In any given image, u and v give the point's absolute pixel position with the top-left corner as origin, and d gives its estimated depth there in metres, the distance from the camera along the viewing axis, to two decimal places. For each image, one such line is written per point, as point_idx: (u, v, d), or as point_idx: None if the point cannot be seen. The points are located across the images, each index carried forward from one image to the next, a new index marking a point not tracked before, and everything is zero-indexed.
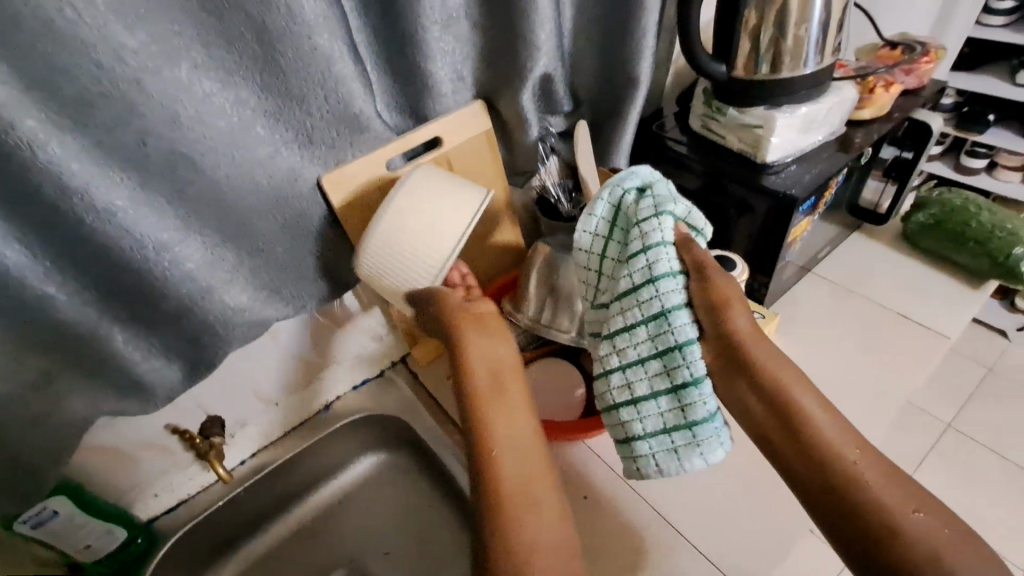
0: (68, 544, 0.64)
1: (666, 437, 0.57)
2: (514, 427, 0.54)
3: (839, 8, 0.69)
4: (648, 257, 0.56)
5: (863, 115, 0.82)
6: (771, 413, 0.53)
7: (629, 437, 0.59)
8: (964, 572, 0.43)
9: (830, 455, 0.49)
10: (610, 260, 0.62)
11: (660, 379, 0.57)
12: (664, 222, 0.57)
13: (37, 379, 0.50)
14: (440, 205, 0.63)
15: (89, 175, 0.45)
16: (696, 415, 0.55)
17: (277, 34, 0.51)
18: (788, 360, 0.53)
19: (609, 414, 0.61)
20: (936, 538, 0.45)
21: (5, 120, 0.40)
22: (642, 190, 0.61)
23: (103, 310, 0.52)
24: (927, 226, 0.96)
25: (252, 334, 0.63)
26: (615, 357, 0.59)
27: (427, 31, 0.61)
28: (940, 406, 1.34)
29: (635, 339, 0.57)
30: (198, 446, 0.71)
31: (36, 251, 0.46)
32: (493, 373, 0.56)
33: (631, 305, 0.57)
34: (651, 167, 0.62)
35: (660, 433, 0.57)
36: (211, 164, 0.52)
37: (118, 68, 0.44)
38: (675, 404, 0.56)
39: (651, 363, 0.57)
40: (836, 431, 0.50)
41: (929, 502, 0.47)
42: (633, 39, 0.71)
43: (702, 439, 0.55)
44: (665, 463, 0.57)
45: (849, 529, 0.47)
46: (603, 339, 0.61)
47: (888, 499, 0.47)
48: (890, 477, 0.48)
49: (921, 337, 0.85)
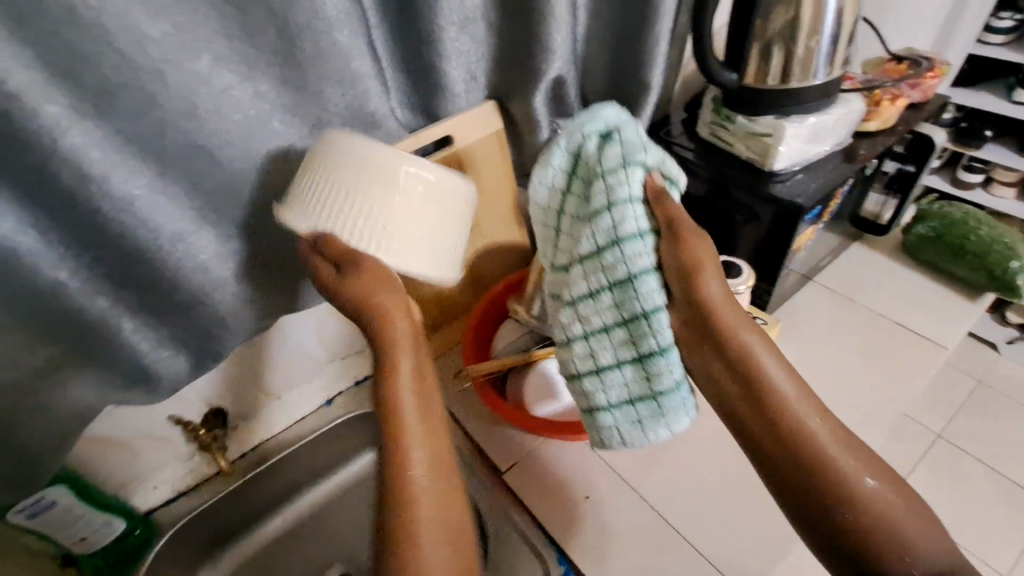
0: (63, 537, 0.63)
1: (631, 408, 0.59)
2: (433, 455, 0.48)
3: (848, 23, 0.71)
4: (614, 215, 0.54)
5: (869, 127, 0.84)
6: (729, 374, 0.52)
7: (593, 407, 0.61)
8: (909, 536, 0.45)
9: (793, 432, 0.49)
10: (571, 217, 0.61)
11: (625, 348, 0.57)
12: (631, 174, 0.54)
13: (42, 368, 0.49)
14: (426, 217, 0.54)
15: (109, 163, 0.45)
16: (661, 386, 0.56)
17: (298, 31, 0.51)
18: (755, 326, 0.51)
19: (574, 382, 0.62)
20: (884, 506, 0.46)
21: (26, 106, 0.40)
22: (606, 136, 0.58)
23: (114, 300, 0.52)
24: (926, 238, 0.97)
25: (259, 328, 0.63)
26: (579, 324, 0.60)
27: (444, 31, 0.61)
28: (931, 417, 1.36)
29: (597, 306, 0.57)
30: (202, 437, 0.71)
31: (51, 237, 0.46)
32: (416, 391, 0.51)
33: (595, 270, 0.57)
34: (618, 108, 0.58)
35: (625, 403, 0.59)
36: (227, 156, 0.52)
37: (140, 58, 0.44)
38: (640, 374, 0.57)
39: (616, 331, 0.57)
40: (798, 395, 0.50)
41: (886, 474, 0.48)
42: (646, 46, 0.72)
43: (668, 410, 0.57)
44: (630, 434, 0.59)
45: (796, 487, 0.49)
46: (566, 306, 0.61)
47: (846, 466, 0.47)
48: (845, 443, 0.49)
49: (919, 348, 0.86)
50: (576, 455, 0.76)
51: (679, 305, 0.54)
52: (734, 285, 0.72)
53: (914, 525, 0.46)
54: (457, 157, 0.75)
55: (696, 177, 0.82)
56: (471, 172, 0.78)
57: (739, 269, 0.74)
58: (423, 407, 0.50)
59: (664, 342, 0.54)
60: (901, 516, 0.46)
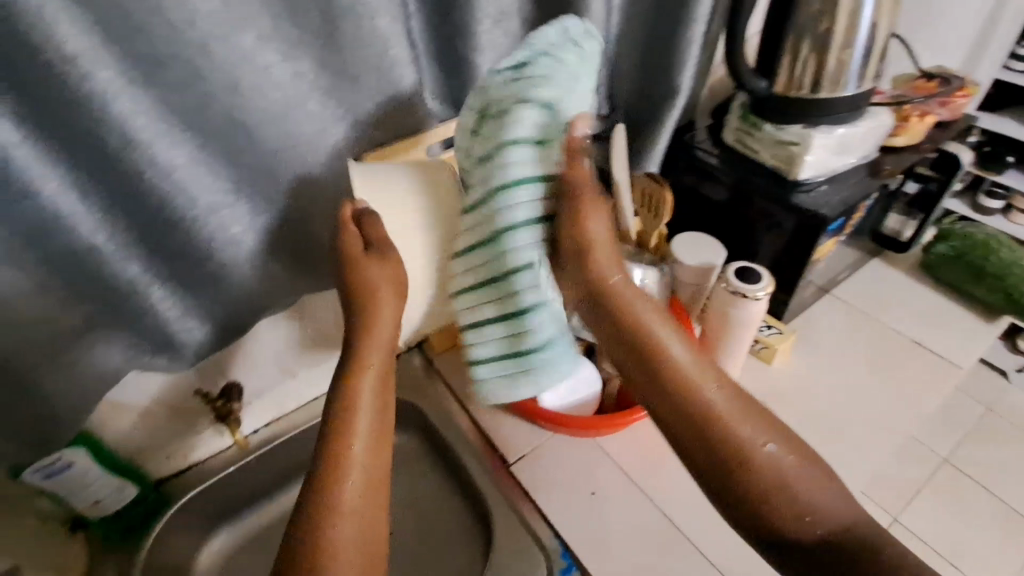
0: (80, 498, 0.65)
1: (501, 363, 0.60)
2: (372, 455, 0.52)
3: (881, 37, 0.71)
4: (502, 161, 0.51)
5: (896, 142, 0.84)
6: (631, 358, 0.53)
7: (472, 359, 0.61)
8: (806, 495, 0.47)
9: (684, 394, 0.50)
10: (466, 155, 0.57)
11: (498, 306, 0.57)
12: (526, 115, 0.50)
13: (77, 328, 0.51)
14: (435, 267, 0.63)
15: (154, 131, 0.46)
16: (529, 343, 0.58)
17: (341, 13, 0.52)
18: (646, 300, 0.55)
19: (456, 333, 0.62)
20: (784, 467, 0.47)
21: (82, 70, 0.41)
22: (517, 70, 0.54)
23: (148, 268, 0.53)
24: (947, 257, 0.96)
25: (281, 304, 0.64)
26: (465, 276, 0.58)
27: (480, 23, 0.62)
28: (937, 440, 1.34)
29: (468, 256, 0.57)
30: (218, 408, 0.72)
31: (92, 200, 0.47)
32: (376, 392, 0.56)
33: (481, 220, 0.55)
34: (546, 37, 0.56)
35: (496, 357, 0.60)
36: (263, 133, 0.53)
37: (190, 31, 0.45)
38: (511, 331, 0.58)
39: (489, 288, 0.57)
40: (693, 365, 0.51)
41: (788, 437, 0.49)
42: (678, 49, 0.73)
43: (533, 366, 0.60)
44: (500, 384, 0.62)
45: (710, 466, 0.49)
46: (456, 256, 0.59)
47: (744, 434, 0.48)
48: (747, 411, 0.50)
49: (934, 367, 0.85)
50: (585, 452, 0.76)
51: (576, 275, 0.55)
52: (754, 291, 0.72)
53: (811, 484, 0.48)
54: None
55: (718, 183, 0.82)
56: None
57: (759, 276, 0.73)
58: (375, 412, 0.55)
59: (538, 298, 0.55)
60: (803, 483, 0.47)
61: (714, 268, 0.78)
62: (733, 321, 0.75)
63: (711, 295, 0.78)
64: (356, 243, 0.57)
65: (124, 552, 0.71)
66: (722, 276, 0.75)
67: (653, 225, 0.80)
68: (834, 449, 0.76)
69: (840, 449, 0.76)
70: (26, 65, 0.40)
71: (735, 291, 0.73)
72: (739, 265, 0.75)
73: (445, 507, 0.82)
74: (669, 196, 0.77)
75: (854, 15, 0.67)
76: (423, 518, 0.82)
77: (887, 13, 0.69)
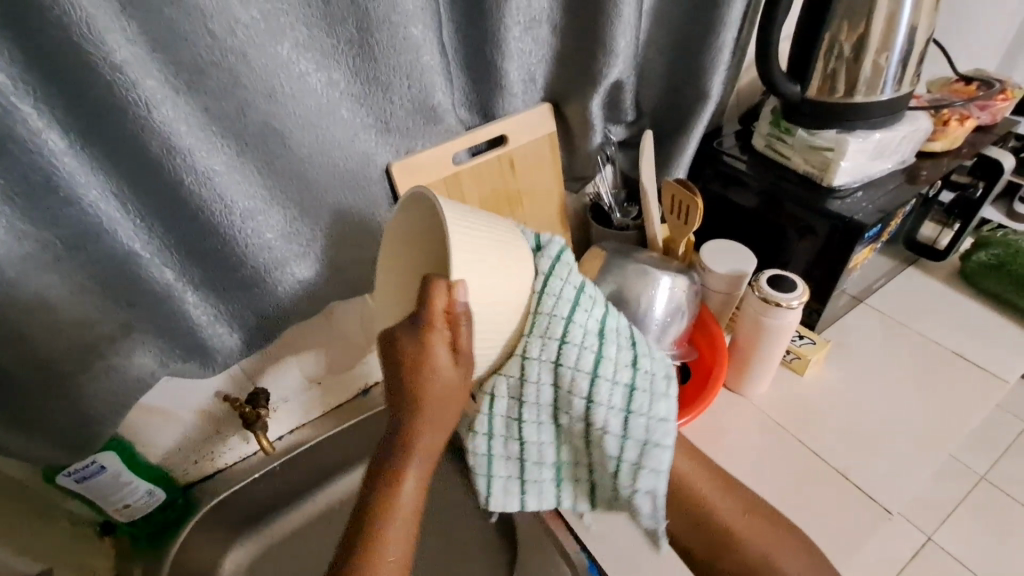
0: (108, 501, 0.66)
1: (631, 400, 0.55)
2: None
3: (920, 40, 0.69)
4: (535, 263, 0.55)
5: (934, 147, 0.82)
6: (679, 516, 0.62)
7: (611, 425, 0.55)
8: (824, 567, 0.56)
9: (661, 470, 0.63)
10: (544, 325, 0.54)
11: (596, 367, 0.54)
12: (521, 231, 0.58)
13: (115, 332, 0.52)
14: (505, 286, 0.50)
15: (193, 138, 0.46)
16: (625, 376, 0.55)
17: (375, 22, 0.52)
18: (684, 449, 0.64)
19: (599, 437, 0.55)
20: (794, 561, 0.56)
21: (127, 77, 0.41)
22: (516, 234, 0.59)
23: (183, 273, 0.54)
24: (988, 266, 0.92)
25: (309, 312, 0.64)
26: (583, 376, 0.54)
27: (511, 31, 0.62)
28: (975, 456, 1.30)
29: (610, 404, 0.54)
30: (246, 414, 0.71)
31: (131, 207, 0.49)
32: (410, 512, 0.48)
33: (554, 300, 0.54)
34: None
35: (625, 403, 0.54)
36: (297, 141, 0.53)
37: (229, 40, 0.45)
38: (622, 386, 0.55)
39: (605, 367, 0.54)
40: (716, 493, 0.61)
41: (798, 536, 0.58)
42: (708, 55, 0.72)
43: (647, 394, 0.55)
44: (650, 405, 0.54)
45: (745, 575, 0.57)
46: (563, 348, 0.54)
47: (762, 537, 0.57)
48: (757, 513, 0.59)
49: (975, 378, 0.82)
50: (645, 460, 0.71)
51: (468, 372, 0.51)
52: (789, 300, 0.70)
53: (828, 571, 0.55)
54: (508, 157, 0.74)
55: (747, 189, 0.81)
56: (522, 173, 0.77)
57: (792, 285, 0.71)
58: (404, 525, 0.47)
59: (562, 293, 0.54)
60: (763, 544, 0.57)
61: (744, 276, 0.76)
62: (765, 330, 0.73)
63: (743, 302, 0.76)
64: (441, 353, 0.47)
65: (149, 556, 0.71)
66: (754, 283, 0.73)
67: (683, 232, 0.77)
68: (875, 463, 0.73)
69: (880, 462, 0.73)
70: (76, 73, 0.41)
71: (767, 299, 0.71)
72: (772, 273, 0.73)
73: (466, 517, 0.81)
74: (700, 202, 0.72)
75: (891, 19, 0.66)
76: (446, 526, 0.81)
77: (927, 14, 0.67)
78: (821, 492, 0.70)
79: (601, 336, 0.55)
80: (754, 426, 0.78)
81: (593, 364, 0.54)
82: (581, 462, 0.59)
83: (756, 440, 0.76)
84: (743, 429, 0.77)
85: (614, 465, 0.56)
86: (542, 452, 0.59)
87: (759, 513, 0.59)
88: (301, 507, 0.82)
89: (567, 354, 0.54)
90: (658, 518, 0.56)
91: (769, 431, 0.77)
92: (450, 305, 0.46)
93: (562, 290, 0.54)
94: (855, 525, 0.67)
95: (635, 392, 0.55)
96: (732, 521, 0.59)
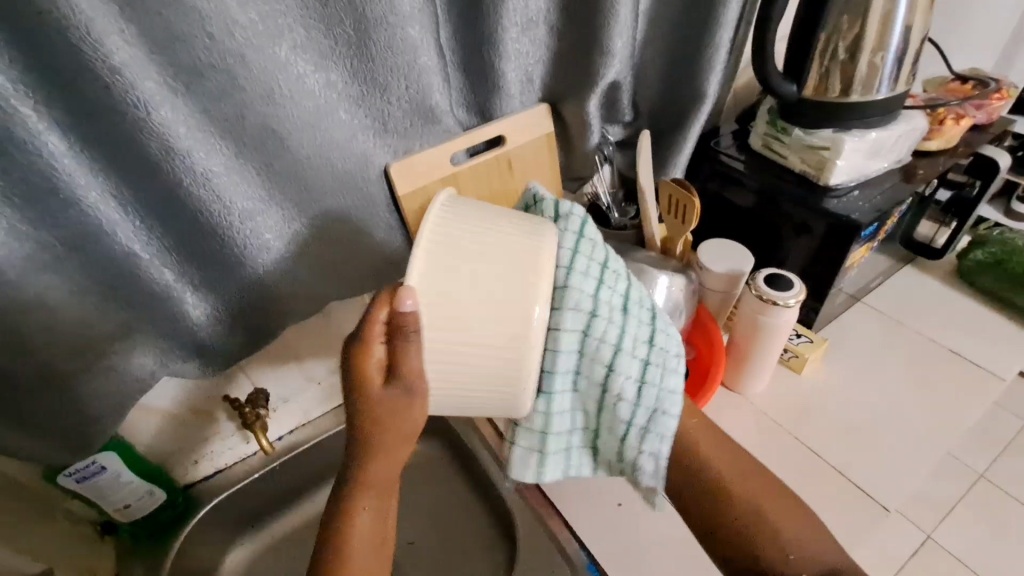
0: (109, 502, 0.66)
1: (647, 373, 0.57)
2: None
3: (916, 40, 0.70)
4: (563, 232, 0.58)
5: (930, 146, 0.83)
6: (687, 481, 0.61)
7: (630, 395, 0.57)
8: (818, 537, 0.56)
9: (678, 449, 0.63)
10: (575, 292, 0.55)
11: (620, 337, 0.56)
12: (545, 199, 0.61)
13: (114, 333, 0.52)
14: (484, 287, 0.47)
15: (193, 139, 0.47)
16: (642, 349, 0.57)
17: (373, 23, 0.52)
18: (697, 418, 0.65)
19: (616, 406, 0.58)
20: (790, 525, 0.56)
21: (127, 80, 0.42)
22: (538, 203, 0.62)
23: (182, 274, 0.54)
24: (985, 265, 0.93)
25: (308, 311, 0.64)
26: (607, 346, 0.56)
27: (508, 31, 0.62)
28: (973, 454, 1.30)
29: (628, 375, 0.56)
30: (245, 414, 0.72)
31: (131, 208, 0.49)
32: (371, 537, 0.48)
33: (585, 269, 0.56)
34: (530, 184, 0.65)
35: (642, 374, 0.57)
36: (296, 142, 0.53)
37: (227, 42, 0.45)
38: (640, 358, 0.57)
39: (627, 340, 0.56)
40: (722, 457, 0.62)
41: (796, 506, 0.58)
42: (704, 55, 0.73)
43: (660, 367, 0.57)
44: (662, 376, 0.57)
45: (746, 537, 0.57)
46: (593, 317, 0.55)
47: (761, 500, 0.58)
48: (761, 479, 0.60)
49: (972, 376, 0.82)
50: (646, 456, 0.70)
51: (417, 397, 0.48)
52: (785, 298, 0.70)
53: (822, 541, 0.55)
54: (505, 158, 0.75)
55: (744, 188, 0.81)
56: (519, 174, 0.78)
57: (788, 284, 0.71)
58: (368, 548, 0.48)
59: (589, 263, 0.56)
60: (780, 518, 0.56)
61: (742, 275, 0.76)
62: (762, 329, 0.73)
63: (740, 301, 0.76)
64: (375, 374, 0.46)
65: (150, 555, 0.71)
66: (751, 282, 0.73)
67: (680, 232, 0.77)
68: (871, 461, 0.73)
69: (877, 459, 0.73)
70: (75, 75, 0.41)
71: (763, 297, 0.71)
72: (769, 272, 0.74)
73: (465, 516, 0.81)
74: (697, 202, 0.72)
75: (886, 19, 0.66)
76: (444, 524, 0.81)
77: (922, 13, 0.68)
78: (818, 490, 0.71)
79: (624, 308, 0.57)
80: (752, 425, 0.78)
81: (615, 337, 0.56)
82: (590, 427, 0.61)
83: (754, 438, 0.76)
84: (740, 428, 0.78)
85: (624, 429, 0.58)
86: (562, 422, 0.59)
87: (769, 482, 0.59)
88: (300, 508, 0.82)
89: (596, 323, 0.55)
90: (659, 479, 0.59)
91: (766, 429, 0.77)
92: (393, 314, 0.45)
93: (586, 260, 0.56)
94: (851, 522, 0.67)
95: (650, 365, 0.57)
96: (750, 493, 0.58)
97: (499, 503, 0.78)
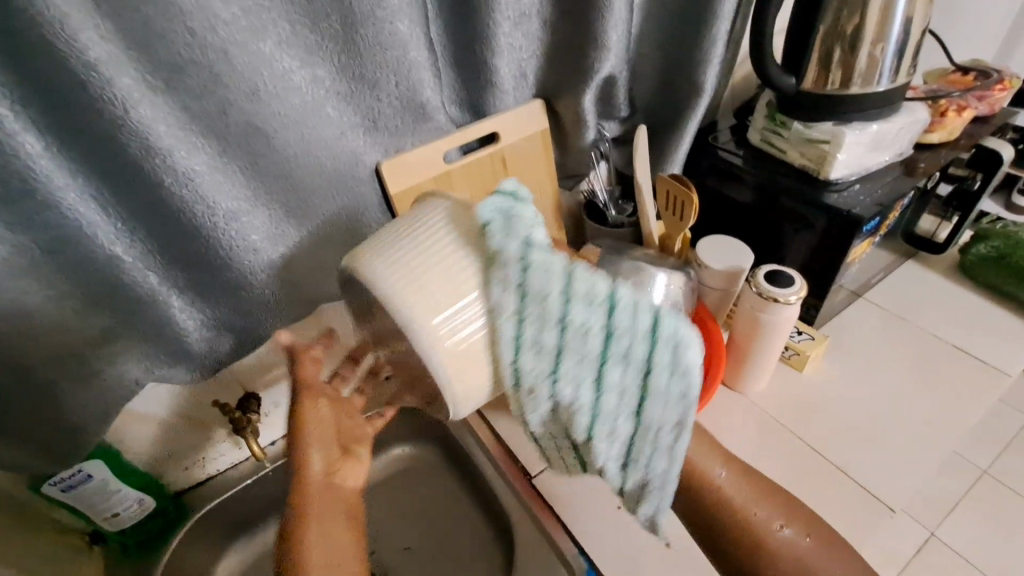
0: (97, 511, 0.64)
1: (629, 447, 0.47)
2: None
3: (917, 31, 0.69)
4: (494, 288, 0.42)
5: (932, 138, 0.81)
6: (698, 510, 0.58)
7: (610, 468, 0.49)
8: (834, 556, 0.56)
9: (696, 482, 0.58)
10: (532, 373, 0.44)
11: (590, 418, 0.45)
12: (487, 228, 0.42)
13: (97, 338, 0.50)
14: None
15: (173, 138, 0.45)
16: (626, 427, 0.46)
17: (360, 17, 0.51)
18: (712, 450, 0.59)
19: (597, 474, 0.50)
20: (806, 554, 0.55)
21: (103, 77, 0.40)
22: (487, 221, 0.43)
23: (166, 277, 0.52)
24: (987, 259, 0.91)
25: (297, 314, 0.62)
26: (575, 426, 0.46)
27: (500, 26, 0.60)
28: (977, 451, 1.29)
29: (606, 451, 0.47)
30: (237, 419, 0.69)
31: (111, 210, 0.47)
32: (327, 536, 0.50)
33: (539, 343, 0.43)
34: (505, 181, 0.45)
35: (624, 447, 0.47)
36: (282, 140, 0.52)
37: (209, 37, 0.44)
38: (624, 434, 0.46)
39: (601, 419, 0.45)
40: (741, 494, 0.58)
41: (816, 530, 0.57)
42: (701, 48, 0.71)
43: (644, 444, 0.47)
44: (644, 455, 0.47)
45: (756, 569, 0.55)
46: (553, 398, 0.45)
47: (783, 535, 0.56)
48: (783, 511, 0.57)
49: (976, 372, 0.81)
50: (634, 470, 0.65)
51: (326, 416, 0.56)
52: (786, 295, 0.69)
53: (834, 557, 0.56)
54: (500, 155, 0.73)
55: (743, 184, 0.80)
56: (513, 171, 0.76)
57: (789, 281, 0.70)
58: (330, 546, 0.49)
59: (542, 330, 0.42)
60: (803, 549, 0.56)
61: (742, 271, 0.75)
62: (763, 327, 0.72)
63: (740, 299, 0.75)
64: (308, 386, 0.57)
65: (139, 564, 0.70)
66: (751, 279, 0.72)
67: (678, 229, 0.76)
68: (875, 460, 0.72)
69: (881, 458, 0.72)
70: (49, 71, 0.39)
71: (763, 294, 0.70)
72: (769, 268, 0.72)
73: (462, 521, 0.80)
74: (695, 199, 0.71)
75: (886, 9, 0.65)
76: (441, 529, 0.80)
77: (923, 4, 0.66)
78: (822, 490, 0.69)
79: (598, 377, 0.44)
80: (753, 424, 0.77)
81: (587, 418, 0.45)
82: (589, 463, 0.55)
83: (755, 437, 0.75)
84: (740, 427, 0.76)
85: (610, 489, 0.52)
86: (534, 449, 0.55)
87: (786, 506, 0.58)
88: None
89: (558, 392, 0.44)
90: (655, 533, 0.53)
91: (767, 428, 0.76)
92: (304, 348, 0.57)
93: (524, 325, 0.42)
94: (854, 522, 0.66)
95: (632, 441, 0.47)
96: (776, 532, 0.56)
97: (498, 507, 0.77)
